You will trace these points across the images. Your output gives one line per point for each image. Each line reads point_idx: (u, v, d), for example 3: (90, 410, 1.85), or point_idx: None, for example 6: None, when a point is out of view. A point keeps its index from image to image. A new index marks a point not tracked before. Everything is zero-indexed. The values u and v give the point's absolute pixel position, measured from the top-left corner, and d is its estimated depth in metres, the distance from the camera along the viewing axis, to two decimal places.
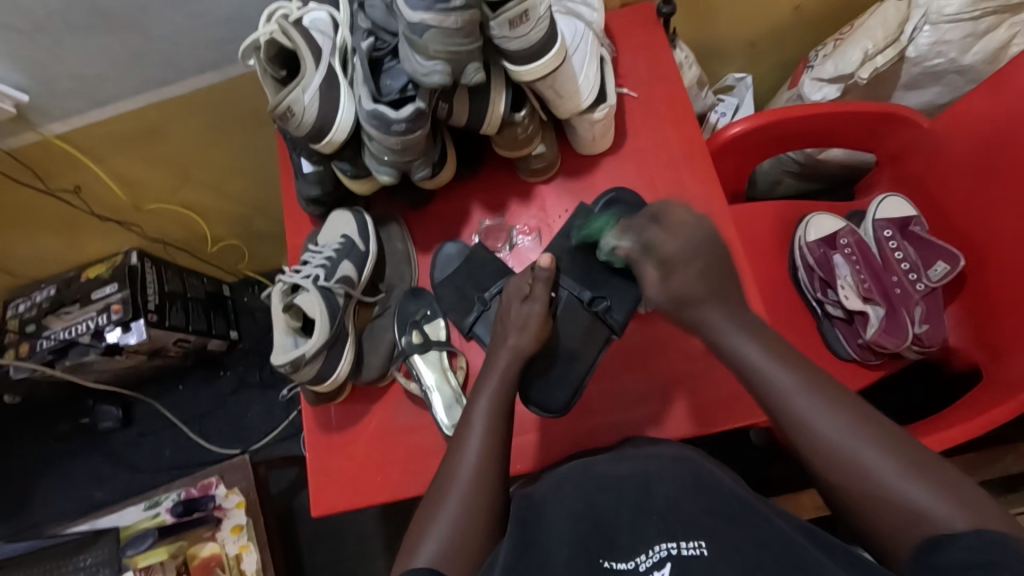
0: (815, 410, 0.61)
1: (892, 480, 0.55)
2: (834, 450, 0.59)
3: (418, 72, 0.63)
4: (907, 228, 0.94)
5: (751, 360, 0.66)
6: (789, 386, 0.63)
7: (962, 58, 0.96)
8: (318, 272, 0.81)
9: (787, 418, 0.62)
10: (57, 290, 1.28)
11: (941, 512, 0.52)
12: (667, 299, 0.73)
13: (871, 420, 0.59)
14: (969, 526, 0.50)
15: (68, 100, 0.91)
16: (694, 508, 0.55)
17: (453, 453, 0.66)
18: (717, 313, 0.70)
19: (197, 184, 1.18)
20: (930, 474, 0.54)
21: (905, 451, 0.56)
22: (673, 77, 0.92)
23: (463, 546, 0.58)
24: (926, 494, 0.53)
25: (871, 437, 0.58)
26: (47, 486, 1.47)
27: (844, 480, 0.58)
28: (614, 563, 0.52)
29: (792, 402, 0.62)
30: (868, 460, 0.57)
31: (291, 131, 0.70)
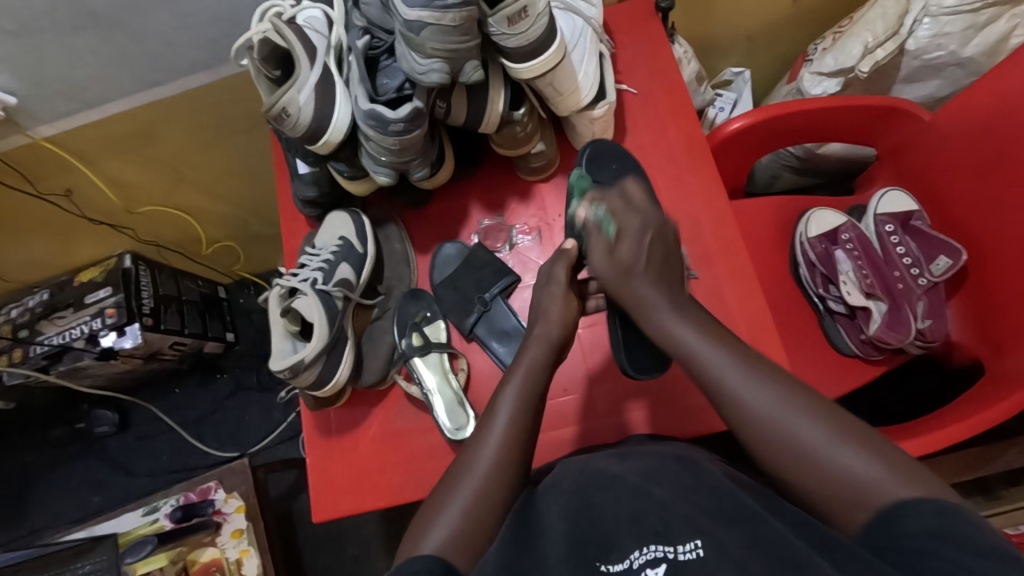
0: (740, 384, 0.60)
1: (828, 451, 0.54)
2: (764, 422, 0.57)
3: (416, 71, 0.62)
4: (908, 223, 0.93)
5: (680, 338, 0.67)
6: (724, 365, 0.62)
7: (962, 50, 0.95)
8: (316, 275, 0.80)
9: (723, 396, 0.61)
10: (49, 295, 1.27)
11: (886, 484, 0.50)
12: (612, 269, 0.74)
13: (809, 395, 0.58)
14: (917, 496, 0.49)
15: (57, 102, 0.90)
16: (694, 508, 0.53)
17: (469, 449, 0.65)
18: (657, 292, 0.71)
19: (191, 186, 1.16)
20: (871, 448, 0.53)
21: (842, 424, 0.56)
22: (673, 73, 0.91)
23: (472, 544, 0.56)
24: (869, 465, 0.52)
25: (806, 407, 0.57)
26: (43, 492, 1.45)
27: (780, 452, 0.56)
28: (610, 566, 0.50)
29: (724, 378, 0.61)
30: (804, 431, 0.56)
31: (286, 133, 0.69)
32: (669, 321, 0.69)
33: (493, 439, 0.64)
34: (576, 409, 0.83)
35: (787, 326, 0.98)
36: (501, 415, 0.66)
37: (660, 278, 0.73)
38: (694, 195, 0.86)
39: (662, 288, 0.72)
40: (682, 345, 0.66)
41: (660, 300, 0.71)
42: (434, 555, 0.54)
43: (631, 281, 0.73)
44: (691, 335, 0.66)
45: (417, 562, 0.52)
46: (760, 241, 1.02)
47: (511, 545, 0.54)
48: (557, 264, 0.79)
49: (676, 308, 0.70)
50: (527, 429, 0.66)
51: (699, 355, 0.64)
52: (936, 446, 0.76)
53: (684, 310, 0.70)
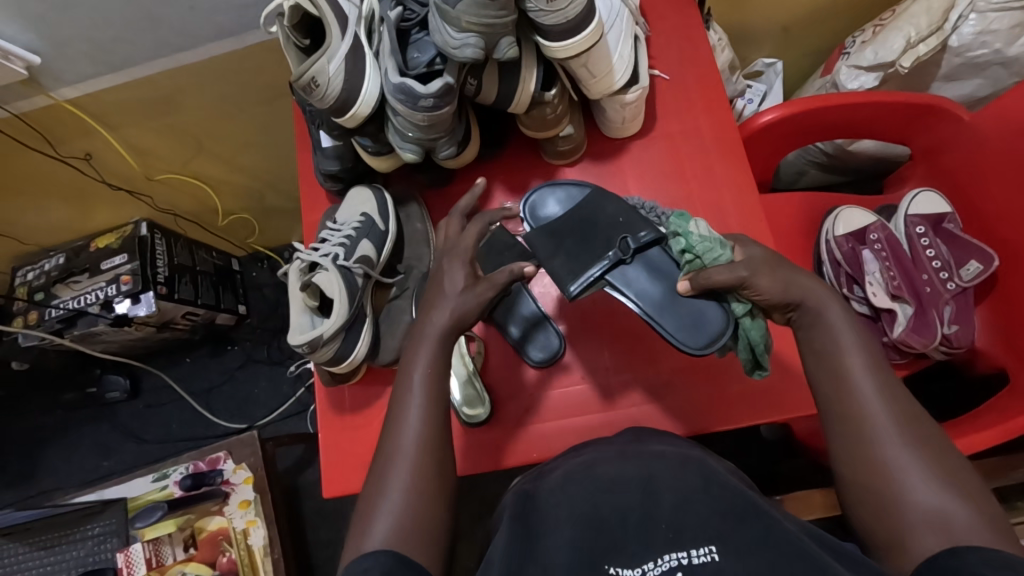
0: (866, 386, 0.56)
1: (921, 478, 0.51)
2: (870, 427, 0.54)
3: (449, 45, 0.60)
4: (940, 225, 0.91)
5: (832, 324, 0.59)
6: (863, 372, 0.57)
7: (1008, 49, 0.92)
8: (338, 251, 0.79)
9: (848, 394, 0.56)
10: (66, 259, 1.27)
11: (964, 522, 0.48)
12: (774, 286, 0.61)
13: (918, 415, 0.54)
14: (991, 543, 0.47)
15: (80, 64, 0.89)
16: (703, 507, 0.52)
17: (393, 424, 0.61)
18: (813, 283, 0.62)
19: (211, 156, 1.15)
20: (958, 483, 0.50)
21: (939, 450, 0.52)
22: (708, 60, 0.89)
23: (429, 534, 0.55)
24: (953, 502, 0.49)
25: (917, 426, 0.54)
26: (54, 454, 1.47)
27: (872, 462, 0.53)
28: (619, 570, 0.50)
29: (851, 372, 0.57)
30: (901, 455, 0.52)
31: (313, 104, 0.67)
32: (824, 303, 0.61)
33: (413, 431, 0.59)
34: (589, 398, 0.83)
35: None
36: (413, 404, 0.61)
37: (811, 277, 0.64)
38: (724, 188, 0.84)
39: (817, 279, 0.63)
40: (827, 329, 0.59)
41: (820, 286, 0.62)
42: (383, 549, 0.52)
43: (774, 276, 0.62)
44: (844, 332, 0.59)
45: (373, 558, 0.51)
46: (785, 236, 1.00)
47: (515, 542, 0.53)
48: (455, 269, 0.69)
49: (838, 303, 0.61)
50: (444, 415, 0.61)
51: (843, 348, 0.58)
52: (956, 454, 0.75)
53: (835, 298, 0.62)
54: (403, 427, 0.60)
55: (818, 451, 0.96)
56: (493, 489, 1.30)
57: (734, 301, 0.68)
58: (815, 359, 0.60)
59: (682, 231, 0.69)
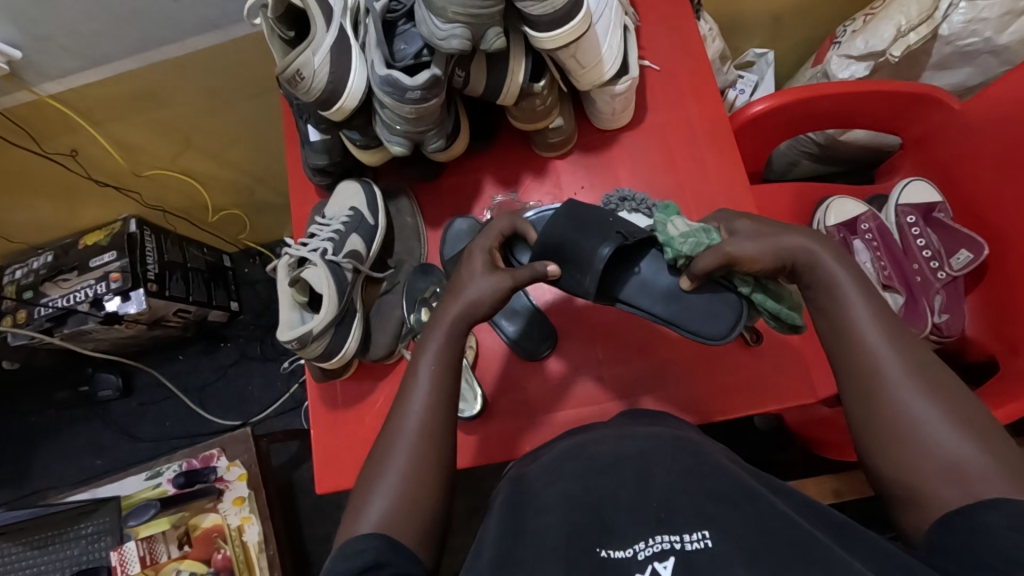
0: (873, 336, 0.54)
1: (940, 428, 0.49)
2: (882, 379, 0.52)
3: (435, 36, 0.59)
4: (929, 214, 0.91)
5: (836, 276, 0.57)
6: (870, 324, 0.54)
7: (997, 37, 0.92)
8: (326, 245, 0.78)
9: (855, 346, 0.54)
10: (54, 257, 1.26)
11: (983, 472, 0.46)
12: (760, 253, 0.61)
13: (931, 363, 0.52)
14: (1008, 494, 0.45)
15: (63, 59, 0.87)
16: (696, 491, 0.52)
17: (396, 411, 0.60)
18: (805, 241, 0.60)
19: (199, 152, 1.14)
20: (979, 431, 0.48)
21: (956, 398, 0.50)
22: (697, 50, 0.88)
23: (423, 517, 0.55)
24: (971, 451, 0.47)
25: (930, 374, 0.51)
26: (47, 453, 1.46)
27: (886, 415, 0.51)
28: (611, 552, 0.49)
29: (857, 324, 0.55)
30: (917, 404, 0.50)
31: (299, 96, 0.67)
32: (823, 256, 0.58)
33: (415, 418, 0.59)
34: (582, 390, 0.83)
35: None
36: (417, 389, 0.60)
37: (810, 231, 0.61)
38: (715, 178, 0.84)
39: (810, 233, 0.61)
40: (830, 281, 0.57)
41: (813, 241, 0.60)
42: (376, 532, 0.52)
43: (757, 244, 0.62)
44: (847, 284, 0.57)
45: (364, 542, 0.51)
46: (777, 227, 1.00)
47: (505, 526, 0.53)
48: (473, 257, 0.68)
49: (839, 256, 0.58)
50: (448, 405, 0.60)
51: (846, 298, 0.56)
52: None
53: (836, 250, 0.59)
54: (405, 413, 0.59)
55: (810, 440, 0.96)
56: (487, 481, 1.31)
57: (739, 282, 0.68)
58: (820, 315, 0.58)
59: (664, 238, 0.69)
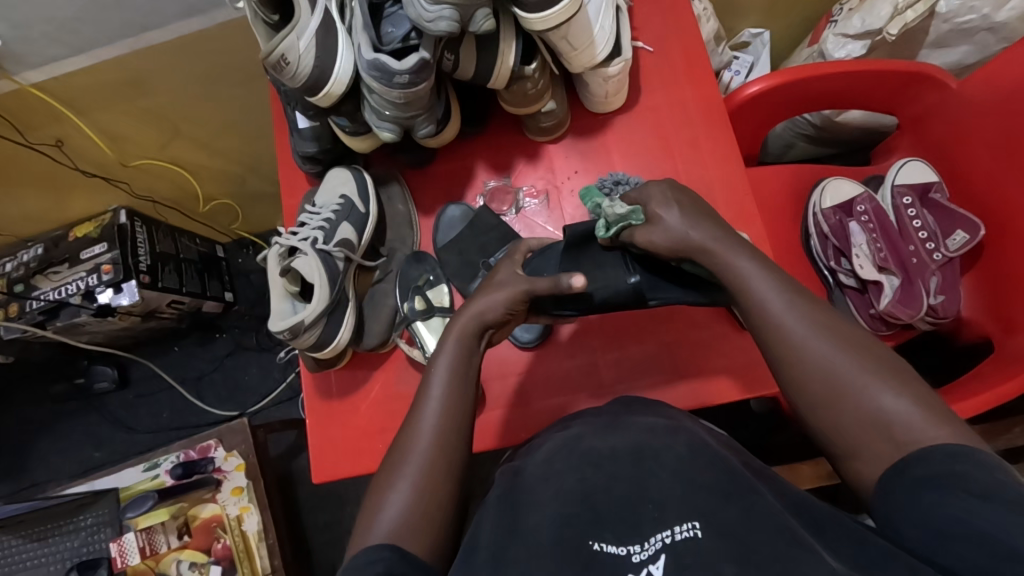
0: (786, 312, 0.57)
1: (869, 386, 0.52)
2: (806, 350, 0.55)
3: (423, 18, 0.58)
4: (926, 195, 0.91)
5: (739, 271, 0.61)
6: (780, 308, 0.58)
7: (995, 14, 0.90)
8: (316, 234, 0.77)
9: (772, 326, 0.58)
10: (44, 249, 1.24)
11: (915, 423, 0.49)
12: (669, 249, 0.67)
13: (850, 330, 0.56)
14: (944, 439, 0.48)
15: (44, 46, 0.86)
16: (688, 484, 0.51)
17: (413, 413, 0.62)
18: (708, 235, 0.64)
19: (187, 140, 1.12)
20: (906, 384, 0.51)
21: (876, 358, 0.53)
22: (691, 31, 0.87)
23: (435, 524, 0.55)
24: (899, 404, 0.50)
25: (845, 344, 0.54)
26: (45, 446, 1.46)
27: (817, 385, 0.54)
28: (605, 546, 0.50)
29: (771, 305, 0.58)
30: (843, 370, 0.53)
31: (285, 82, 0.65)
32: (719, 252, 0.63)
33: (428, 422, 0.60)
34: (577, 377, 0.83)
35: None
36: (435, 386, 0.62)
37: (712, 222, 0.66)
38: (709, 161, 0.83)
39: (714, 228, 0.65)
40: (733, 274, 0.62)
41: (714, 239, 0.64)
42: (387, 541, 0.52)
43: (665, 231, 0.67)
44: (754, 271, 0.61)
45: (373, 553, 0.51)
46: (773, 210, 0.99)
47: (497, 525, 0.53)
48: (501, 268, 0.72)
49: (735, 246, 0.63)
50: (463, 406, 0.61)
51: (753, 287, 0.60)
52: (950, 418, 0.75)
53: (734, 242, 0.64)
54: (419, 418, 0.61)
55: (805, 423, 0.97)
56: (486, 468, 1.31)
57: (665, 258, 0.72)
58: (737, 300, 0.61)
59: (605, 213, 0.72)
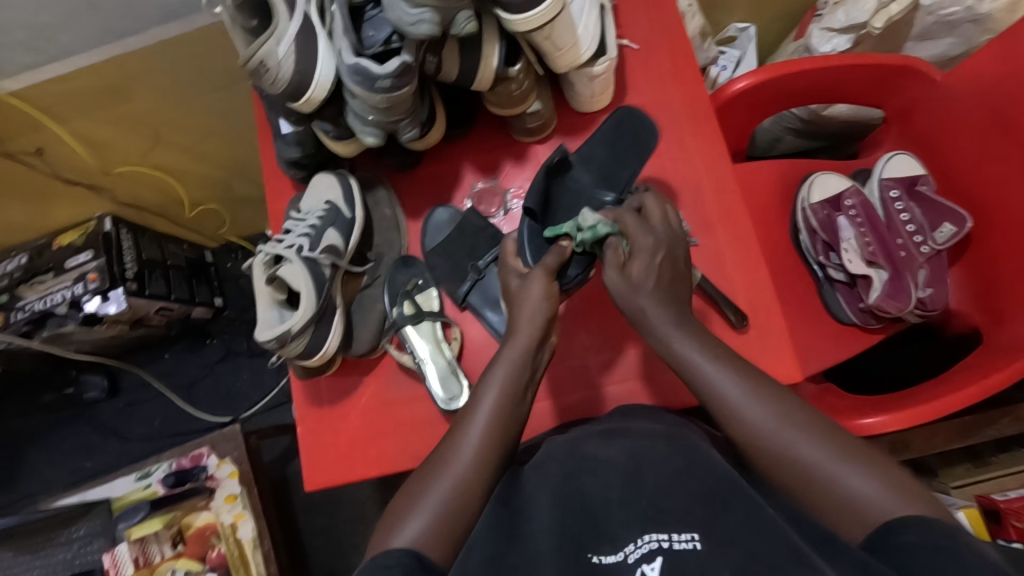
0: (731, 389, 0.58)
1: (825, 465, 0.51)
2: (757, 427, 0.55)
3: (404, 22, 0.57)
4: (913, 187, 0.91)
5: (691, 360, 0.61)
6: (744, 396, 0.57)
7: (978, 6, 0.90)
8: (302, 242, 0.77)
9: (720, 404, 0.58)
10: (28, 259, 1.22)
11: (882, 503, 0.48)
12: (622, 291, 0.66)
13: (793, 404, 0.56)
14: (910, 513, 0.46)
15: (20, 54, 0.84)
16: (687, 494, 0.51)
17: (457, 429, 0.62)
18: (666, 311, 0.64)
19: (171, 145, 1.11)
20: (861, 460, 0.51)
21: (837, 441, 0.53)
22: (676, 28, 0.86)
23: (452, 528, 0.54)
24: (875, 487, 0.49)
25: (806, 428, 0.54)
26: (36, 457, 1.45)
27: (773, 465, 0.54)
28: (602, 558, 0.49)
29: (719, 383, 0.59)
30: (797, 447, 0.53)
31: (265, 88, 0.65)
32: (675, 337, 0.63)
33: (475, 433, 0.61)
34: (570, 379, 0.82)
35: (786, 294, 0.96)
36: (486, 400, 0.63)
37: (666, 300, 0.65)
38: (697, 160, 0.83)
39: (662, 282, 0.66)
40: (688, 364, 0.61)
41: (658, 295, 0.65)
42: (410, 546, 0.52)
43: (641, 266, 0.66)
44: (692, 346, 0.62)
45: (392, 555, 0.51)
46: (761, 207, 0.99)
47: (491, 530, 0.53)
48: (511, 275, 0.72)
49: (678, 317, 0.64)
50: (511, 420, 0.63)
51: (706, 376, 0.60)
52: (912, 422, 0.77)
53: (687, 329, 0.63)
54: (466, 428, 0.61)
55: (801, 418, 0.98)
56: None
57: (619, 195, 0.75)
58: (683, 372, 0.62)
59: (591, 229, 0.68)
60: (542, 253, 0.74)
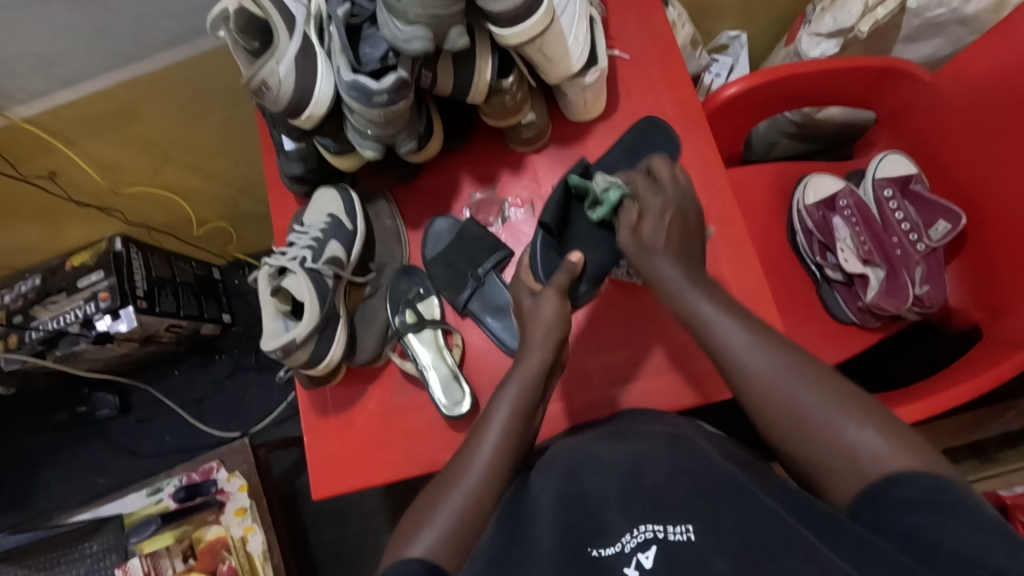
0: (743, 346, 0.61)
1: (830, 415, 0.54)
2: (767, 381, 0.58)
3: (398, 39, 0.59)
4: (907, 186, 0.92)
5: (702, 314, 0.65)
6: (758, 350, 0.60)
7: (965, 7, 0.92)
8: (305, 254, 0.79)
9: (732, 359, 0.61)
10: (42, 279, 1.25)
11: (881, 456, 0.51)
12: (633, 244, 0.71)
13: (808, 361, 0.59)
14: (911, 468, 0.49)
15: (33, 81, 0.87)
16: (684, 491, 0.52)
17: (466, 447, 0.63)
18: (676, 269, 0.69)
19: (179, 165, 1.14)
20: (870, 416, 0.53)
21: (846, 394, 0.55)
22: (666, 37, 0.88)
23: (463, 539, 0.56)
24: (881, 442, 0.51)
25: (810, 377, 0.57)
26: (49, 476, 1.47)
27: (780, 418, 0.57)
28: (602, 550, 0.49)
29: (729, 337, 0.62)
30: (805, 399, 0.56)
31: (269, 107, 0.67)
32: (688, 295, 0.67)
33: (488, 445, 0.62)
34: (570, 384, 0.83)
35: (786, 295, 0.97)
36: (497, 417, 0.65)
37: (679, 258, 0.70)
38: (690, 163, 0.84)
39: (675, 229, 0.71)
40: (700, 318, 0.65)
41: (670, 249, 0.70)
42: (423, 557, 0.53)
43: (653, 220, 0.71)
44: (703, 300, 0.66)
45: (407, 564, 0.52)
46: (757, 210, 1.00)
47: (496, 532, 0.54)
48: (520, 293, 0.75)
49: (693, 272, 0.69)
50: (522, 432, 0.65)
51: (719, 329, 0.63)
52: (922, 414, 0.76)
53: (701, 285, 0.67)
54: (478, 440, 0.63)
55: None
56: None
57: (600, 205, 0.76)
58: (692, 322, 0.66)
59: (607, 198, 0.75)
60: (552, 269, 0.78)
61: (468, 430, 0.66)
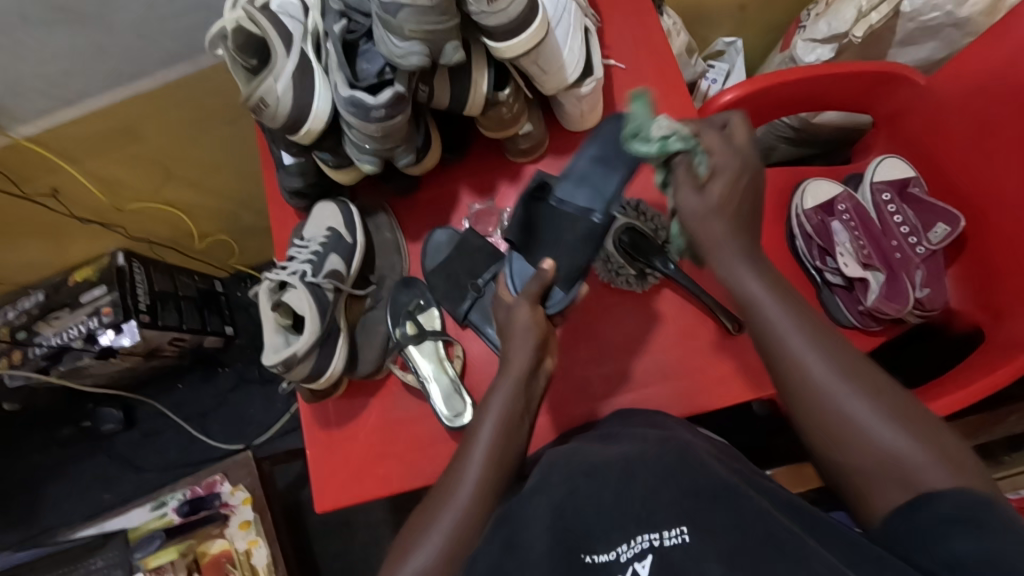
0: (798, 344, 0.57)
1: (878, 427, 0.53)
2: (822, 385, 0.55)
3: (394, 54, 0.60)
4: (905, 190, 0.93)
5: (756, 301, 0.60)
6: (809, 349, 0.57)
7: (959, 10, 0.92)
8: (305, 268, 0.80)
9: (785, 357, 0.57)
10: (45, 296, 1.26)
11: (927, 472, 0.50)
12: (691, 216, 0.63)
13: (859, 364, 0.56)
14: (956, 486, 0.49)
15: (35, 100, 0.88)
16: (675, 490, 0.52)
17: (463, 452, 0.64)
18: (736, 247, 0.62)
19: (179, 181, 1.15)
20: (916, 426, 0.52)
21: (896, 401, 0.54)
22: (661, 45, 0.89)
23: (464, 548, 0.57)
24: (925, 458, 0.51)
25: (864, 384, 0.55)
26: (54, 491, 1.47)
27: (829, 423, 0.55)
28: (595, 556, 0.50)
29: (784, 334, 0.58)
30: (857, 409, 0.54)
31: (267, 123, 0.68)
32: (745, 283, 0.61)
33: (480, 452, 0.63)
34: (572, 393, 0.83)
35: None
36: (487, 424, 0.65)
37: (741, 236, 0.62)
38: None
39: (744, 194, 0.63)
40: (751, 313, 0.60)
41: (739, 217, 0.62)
42: None
43: (725, 185, 0.61)
44: (757, 291, 0.60)
45: None
46: None
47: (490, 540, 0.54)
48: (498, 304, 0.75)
49: (749, 257, 0.62)
50: (514, 437, 0.65)
51: (768, 322, 0.59)
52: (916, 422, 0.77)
53: (756, 267, 0.62)
54: (471, 448, 0.64)
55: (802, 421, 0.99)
56: None
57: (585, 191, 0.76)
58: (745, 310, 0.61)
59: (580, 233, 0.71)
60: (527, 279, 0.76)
61: (460, 442, 0.67)
